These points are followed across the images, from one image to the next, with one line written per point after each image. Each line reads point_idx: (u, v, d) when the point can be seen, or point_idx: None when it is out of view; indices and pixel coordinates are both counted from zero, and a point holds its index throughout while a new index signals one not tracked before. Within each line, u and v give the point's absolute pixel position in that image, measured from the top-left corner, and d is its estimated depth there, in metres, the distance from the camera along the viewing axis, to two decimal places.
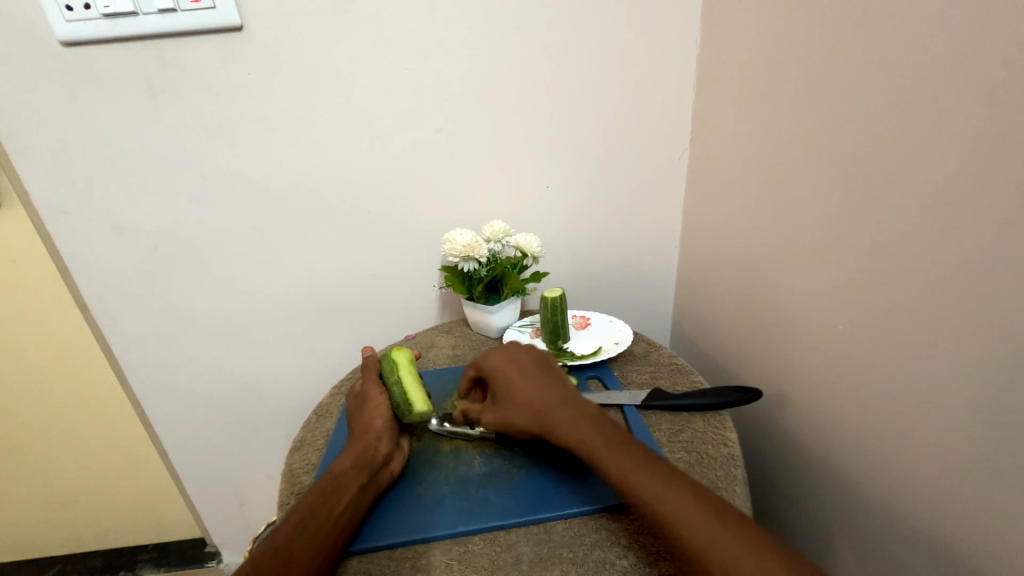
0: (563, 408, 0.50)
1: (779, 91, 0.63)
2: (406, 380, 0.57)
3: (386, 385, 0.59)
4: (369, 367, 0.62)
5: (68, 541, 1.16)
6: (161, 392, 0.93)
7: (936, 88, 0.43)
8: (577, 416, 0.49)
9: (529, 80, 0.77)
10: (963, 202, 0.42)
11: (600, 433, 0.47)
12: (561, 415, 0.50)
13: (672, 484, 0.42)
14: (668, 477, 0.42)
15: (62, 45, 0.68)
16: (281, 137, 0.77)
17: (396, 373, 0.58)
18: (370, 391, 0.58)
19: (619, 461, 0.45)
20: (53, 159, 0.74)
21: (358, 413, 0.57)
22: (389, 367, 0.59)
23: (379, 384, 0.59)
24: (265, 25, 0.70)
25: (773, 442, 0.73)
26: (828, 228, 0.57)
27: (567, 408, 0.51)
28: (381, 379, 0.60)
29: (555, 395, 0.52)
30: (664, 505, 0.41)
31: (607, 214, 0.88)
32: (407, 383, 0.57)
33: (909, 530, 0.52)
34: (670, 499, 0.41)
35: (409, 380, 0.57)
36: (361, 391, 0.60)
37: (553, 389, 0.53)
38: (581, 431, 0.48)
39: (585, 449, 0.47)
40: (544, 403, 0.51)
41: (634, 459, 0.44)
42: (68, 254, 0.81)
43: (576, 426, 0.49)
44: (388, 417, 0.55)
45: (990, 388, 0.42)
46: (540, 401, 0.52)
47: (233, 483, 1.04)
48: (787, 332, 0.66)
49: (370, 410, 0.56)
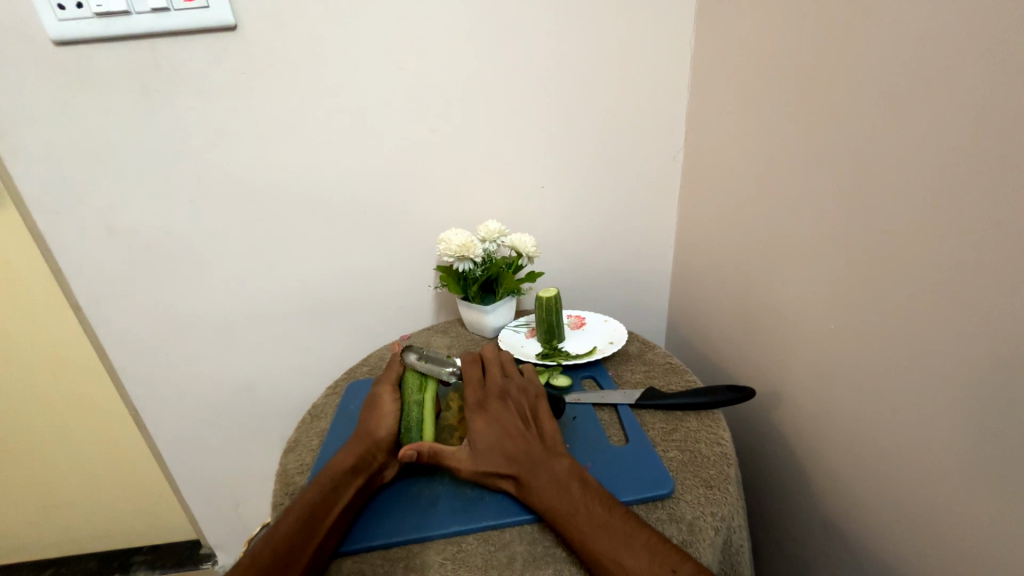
0: (545, 464, 0.48)
1: (774, 92, 0.63)
2: (426, 405, 0.57)
3: (402, 398, 0.58)
4: (390, 372, 0.62)
5: (61, 543, 1.15)
6: (154, 393, 0.92)
7: (932, 86, 0.43)
8: (539, 464, 0.48)
9: (524, 80, 0.77)
10: (958, 201, 0.42)
11: (577, 496, 0.45)
12: (539, 472, 0.47)
13: (633, 543, 0.41)
14: (641, 541, 0.41)
15: (54, 43, 0.68)
16: (275, 137, 0.77)
17: (417, 391, 0.58)
18: (382, 398, 0.58)
19: (582, 518, 0.43)
20: (45, 157, 0.74)
21: (366, 415, 0.57)
22: (412, 386, 0.59)
23: (394, 393, 0.59)
24: (259, 24, 0.70)
25: (766, 441, 0.73)
26: (821, 227, 0.57)
27: (546, 464, 0.48)
28: (396, 389, 0.60)
29: (535, 449, 0.50)
30: (626, 564, 0.40)
31: (603, 214, 0.89)
32: (425, 409, 0.57)
33: (905, 531, 0.52)
34: (632, 560, 0.40)
35: (427, 408, 0.56)
36: (373, 394, 0.60)
37: (537, 442, 0.50)
38: (558, 493, 0.46)
39: (555, 507, 0.45)
40: (503, 443, 0.51)
41: (608, 513, 0.44)
42: (60, 254, 0.80)
43: (552, 486, 0.46)
44: (393, 432, 0.54)
45: (985, 388, 0.42)
46: (520, 453, 0.49)
47: (228, 484, 1.03)
48: (779, 333, 0.67)
49: (378, 416, 0.56)
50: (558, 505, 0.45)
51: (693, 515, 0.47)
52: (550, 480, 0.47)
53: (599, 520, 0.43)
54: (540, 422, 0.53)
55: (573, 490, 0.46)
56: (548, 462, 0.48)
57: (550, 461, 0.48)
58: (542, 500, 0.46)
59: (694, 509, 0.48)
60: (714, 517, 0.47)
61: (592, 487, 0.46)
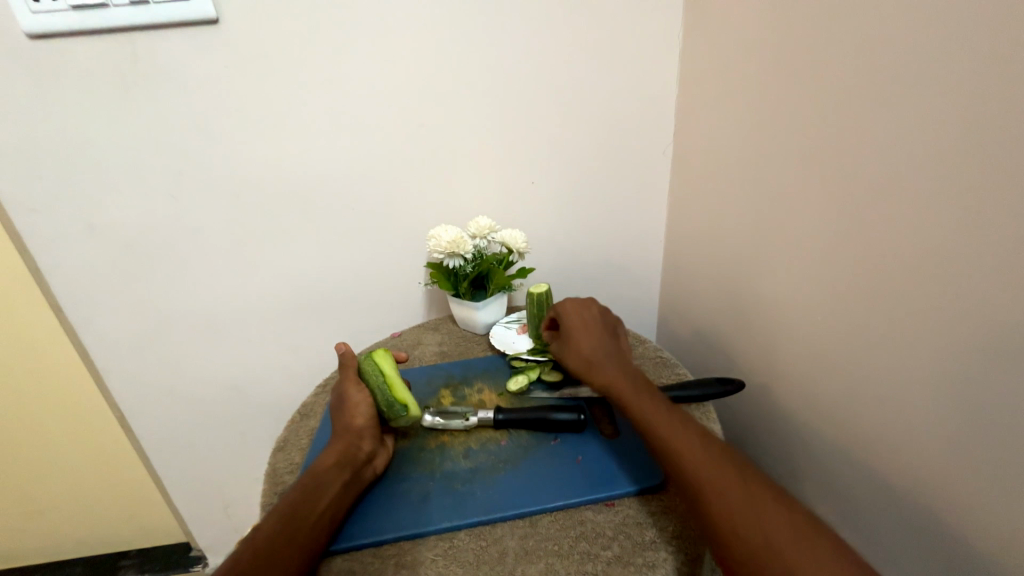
0: (611, 363, 0.56)
1: (761, 88, 0.63)
2: (393, 381, 0.55)
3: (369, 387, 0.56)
4: (347, 363, 0.59)
5: (47, 549, 1.13)
6: (140, 394, 0.91)
7: (919, 82, 0.43)
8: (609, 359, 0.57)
9: (513, 75, 0.77)
10: (943, 195, 0.43)
11: (635, 384, 0.53)
12: (605, 365, 0.56)
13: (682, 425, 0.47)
14: (692, 431, 0.46)
15: (28, 36, 0.66)
16: (259, 134, 0.76)
17: (381, 375, 0.56)
18: (350, 390, 0.57)
19: (644, 404, 0.50)
20: (21, 154, 0.72)
21: (340, 409, 0.56)
22: (375, 374, 0.56)
23: (360, 382, 0.57)
24: (241, 19, 0.69)
25: (756, 434, 0.74)
26: (808, 223, 0.58)
27: (611, 364, 0.56)
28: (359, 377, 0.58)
29: (602, 348, 0.58)
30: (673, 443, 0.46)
31: (593, 209, 0.89)
32: (394, 383, 0.55)
33: (890, 522, 0.53)
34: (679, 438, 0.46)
35: (395, 382, 0.55)
36: (339, 387, 0.59)
37: (611, 350, 0.58)
38: (619, 379, 0.54)
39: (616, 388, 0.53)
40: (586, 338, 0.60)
41: (659, 406, 0.50)
42: (38, 253, 0.78)
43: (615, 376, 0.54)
44: (371, 422, 0.54)
45: (970, 380, 0.43)
46: (594, 350, 0.58)
47: (217, 485, 1.02)
48: (768, 328, 0.67)
49: (351, 409, 0.55)
50: (616, 386, 0.53)
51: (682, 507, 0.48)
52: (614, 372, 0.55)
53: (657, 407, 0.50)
54: (615, 335, 0.62)
55: (635, 380, 0.54)
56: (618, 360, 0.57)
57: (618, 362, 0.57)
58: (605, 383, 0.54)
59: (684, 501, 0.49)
60: None
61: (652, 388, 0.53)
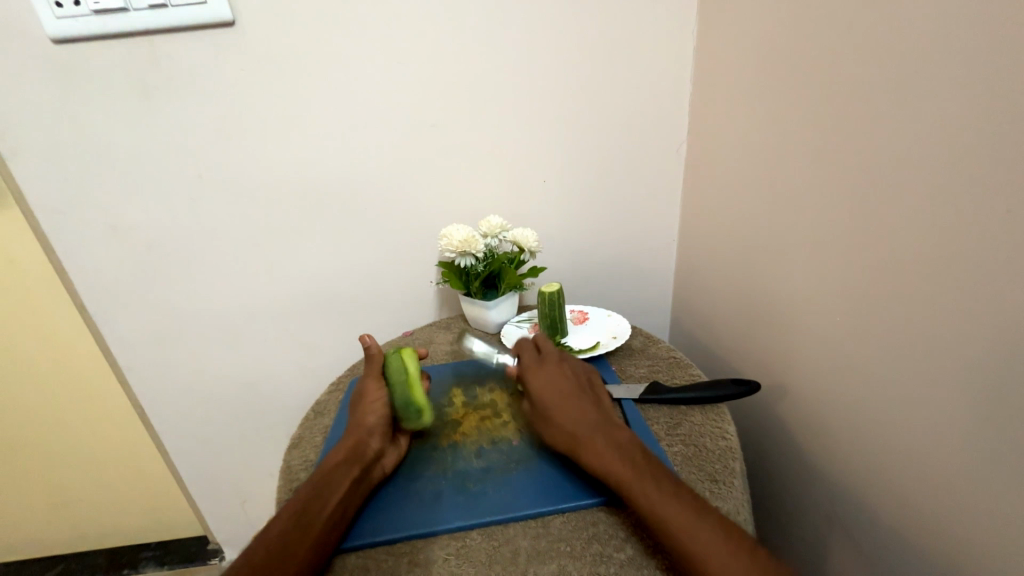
0: (602, 434, 0.49)
1: (776, 85, 0.62)
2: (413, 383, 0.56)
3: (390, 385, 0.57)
4: (373, 358, 0.61)
5: (72, 540, 1.17)
6: (160, 391, 0.93)
7: (938, 77, 0.42)
8: (602, 428, 0.50)
9: (525, 73, 0.77)
10: (963, 193, 0.41)
11: (632, 463, 0.46)
12: (597, 440, 0.48)
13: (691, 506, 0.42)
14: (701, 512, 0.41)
15: (52, 42, 0.68)
16: (274, 135, 0.76)
17: (404, 374, 0.56)
18: (370, 387, 0.57)
19: (645, 485, 0.44)
20: (47, 156, 0.74)
21: (354, 406, 0.57)
22: (398, 371, 0.56)
23: (381, 380, 0.58)
24: (256, 21, 0.70)
25: (770, 436, 0.72)
26: (825, 222, 0.56)
27: (603, 436, 0.49)
28: (381, 373, 0.59)
29: (591, 419, 0.50)
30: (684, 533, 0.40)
31: (605, 208, 0.88)
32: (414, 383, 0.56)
33: (909, 528, 0.52)
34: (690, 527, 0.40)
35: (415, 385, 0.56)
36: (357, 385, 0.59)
37: (600, 418, 0.51)
38: (614, 458, 0.46)
39: (612, 469, 0.46)
40: (567, 409, 0.52)
41: (662, 484, 0.43)
42: (63, 254, 0.80)
43: (609, 454, 0.47)
44: (384, 421, 0.54)
45: (992, 384, 0.41)
46: (580, 423, 0.50)
47: (233, 480, 1.03)
48: (783, 329, 0.66)
49: (365, 406, 0.56)
50: (611, 469, 0.46)
51: None
52: (608, 443, 0.48)
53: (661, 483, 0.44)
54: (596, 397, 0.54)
55: (631, 458, 0.46)
56: (611, 428, 0.50)
57: (612, 430, 0.49)
58: (599, 465, 0.47)
59: None
60: None
61: (652, 458, 0.47)
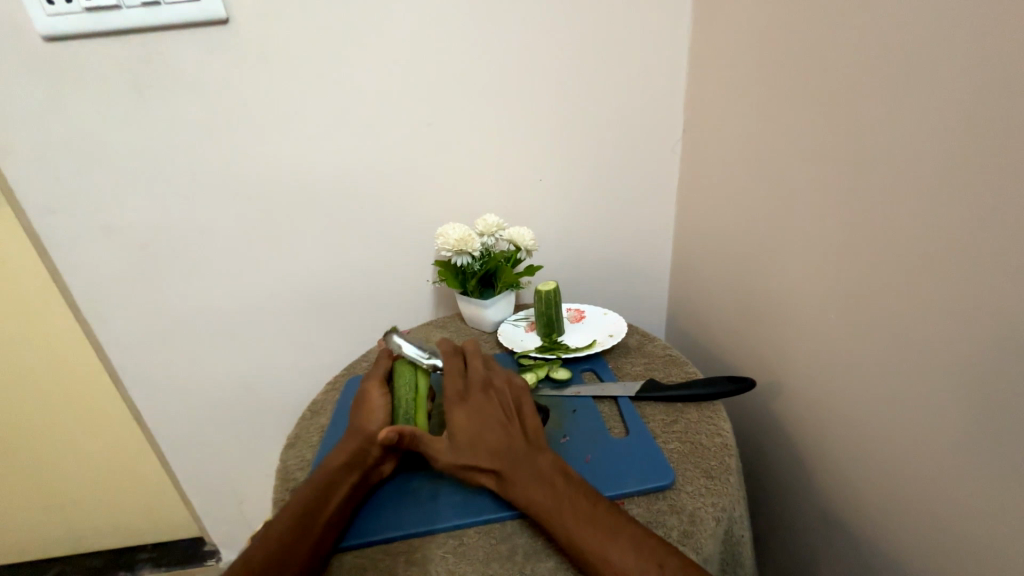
0: (527, 463, 0.47)
1: (771, 83, 0.62)
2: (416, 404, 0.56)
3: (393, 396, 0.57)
4: (380, 365, 0.61)
5: (67, 542, 1.16)
6: (155, 391, 0.92)
7: (931, 75, 0.42)
8: (523, 457, 0.47)
9: (520, 72, 0.77)
10: (956, 190, 0.42)
11: (558, 493, 0.44)
12: (518, 470, 0.46)
13: (618, 535, 0.41)
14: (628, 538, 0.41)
15: (43, 39, 0.67)
16: (269, 134, 0.76)
17: (410, 392, 0.57)
18: (373, 393, 0.57)
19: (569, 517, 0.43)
20: (39, 156, 0.73)
21: (356, 408, 0.56)
22: (405, 388, 0.57)
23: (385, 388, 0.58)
24: (250, 20, 0.69)
25: (765, 433, 0.73)
26: (820, 219, 0.57)
27: (525, 465, 0.46)
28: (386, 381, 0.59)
29: (512, 446, 0.48)
30: (614, 560, 0.40)
31: (601, 206, 0.88)
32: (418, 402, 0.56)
33: (903, 522, 0.52)
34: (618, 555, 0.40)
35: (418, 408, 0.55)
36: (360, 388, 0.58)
37: (523, 442, 0.48)
38: (539, 491, 0.45)
39: (538, 503, 0.44)
40: (489, 436, 0.49)
41: (585, 512, 0.43)
42: (56, 254, 0.80)
43: (532, 485, 0.45)
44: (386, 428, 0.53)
45: (985, 379, 0.42)
46: (501, 451, 0.48)
47: (229, 480, 1.03)
48: (778, 326, 0.66)
49: (368, 412, 0.55)
50: (534, 502, 0.44)
51: (693, 505, 0.48)
52: (530, 474, 0.46)
53: (586, 514, 0.43)
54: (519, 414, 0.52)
55: (556, 488, 0.45)
56: (531, 455, 0.47)
57: (532, 457, 0.47)
58: (523, 499, 0.45)
59: (694, 499, 0.48)
60: (714, 507, 0.48)
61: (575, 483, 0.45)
